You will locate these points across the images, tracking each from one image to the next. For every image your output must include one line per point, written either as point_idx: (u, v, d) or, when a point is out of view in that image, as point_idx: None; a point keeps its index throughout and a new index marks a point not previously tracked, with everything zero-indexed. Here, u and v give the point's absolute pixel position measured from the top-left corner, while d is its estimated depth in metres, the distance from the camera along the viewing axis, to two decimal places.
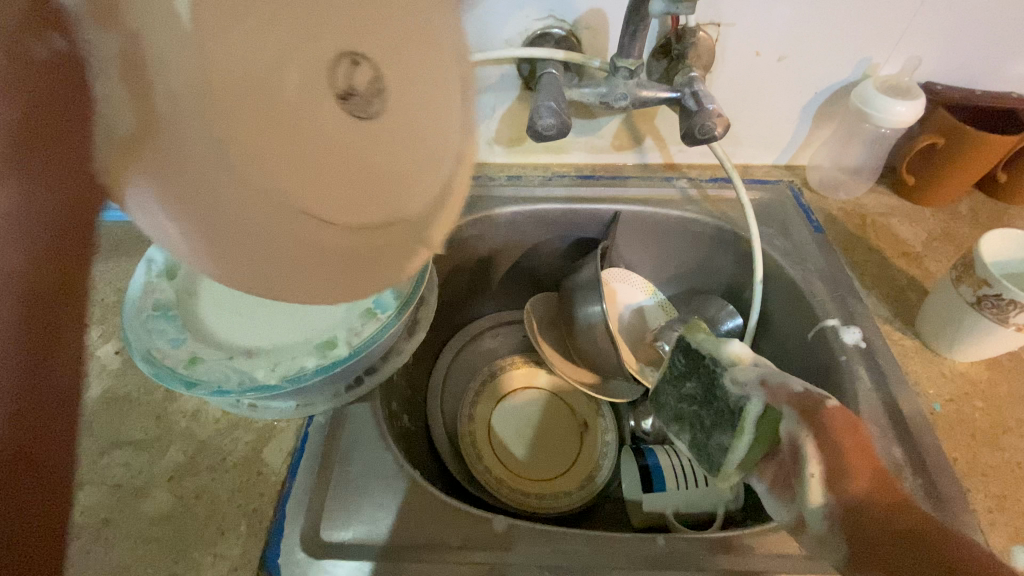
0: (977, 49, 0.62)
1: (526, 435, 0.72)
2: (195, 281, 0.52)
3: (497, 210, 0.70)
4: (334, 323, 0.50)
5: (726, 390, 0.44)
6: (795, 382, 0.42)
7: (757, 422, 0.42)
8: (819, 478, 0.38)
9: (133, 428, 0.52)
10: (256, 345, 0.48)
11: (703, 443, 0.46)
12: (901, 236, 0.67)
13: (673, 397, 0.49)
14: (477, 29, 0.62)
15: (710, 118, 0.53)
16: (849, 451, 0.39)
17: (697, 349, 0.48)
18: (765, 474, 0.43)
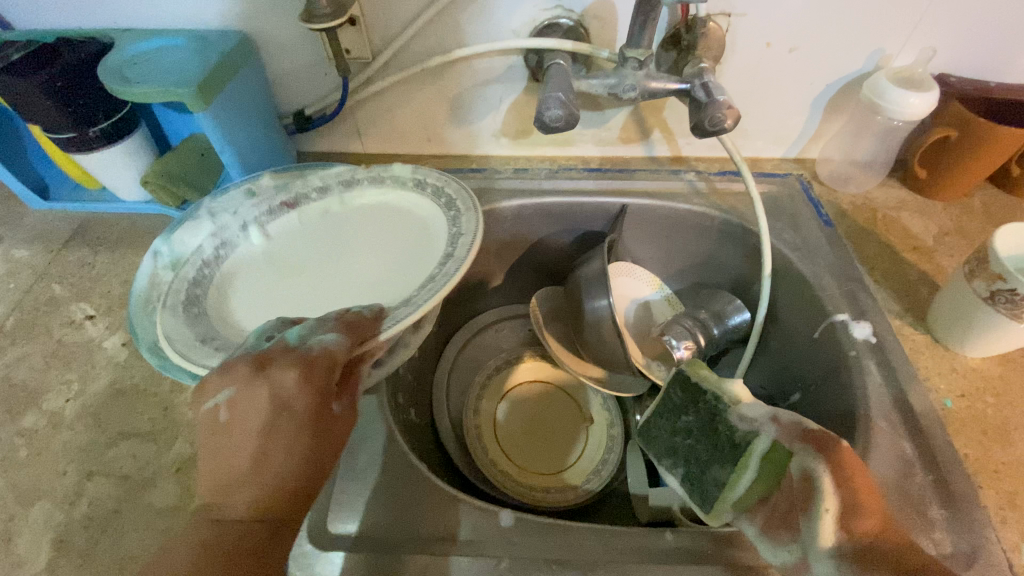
0: (994, 40, 0.61)
1: (530, 431, 0.71)
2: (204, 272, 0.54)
3: (502, 203, 0.70)
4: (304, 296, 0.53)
5: (732, 425, 0.46)
6: (810, 423, 0.43)
7: (761, 458, 0.44)
8: (833, 515, 0.38)
9: (140, 419, 0.52)
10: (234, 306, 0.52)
11: (698, 476, 0.47)
12: (912, 230, 0.67)
13: (668, 430, 0.51)
14: (484, 20, 0.61)
15: (721, 109, 0.53)
16: (861, 491, 0.39)
17: (698, 384, 0.50)
18: (757, 516, 0.43)
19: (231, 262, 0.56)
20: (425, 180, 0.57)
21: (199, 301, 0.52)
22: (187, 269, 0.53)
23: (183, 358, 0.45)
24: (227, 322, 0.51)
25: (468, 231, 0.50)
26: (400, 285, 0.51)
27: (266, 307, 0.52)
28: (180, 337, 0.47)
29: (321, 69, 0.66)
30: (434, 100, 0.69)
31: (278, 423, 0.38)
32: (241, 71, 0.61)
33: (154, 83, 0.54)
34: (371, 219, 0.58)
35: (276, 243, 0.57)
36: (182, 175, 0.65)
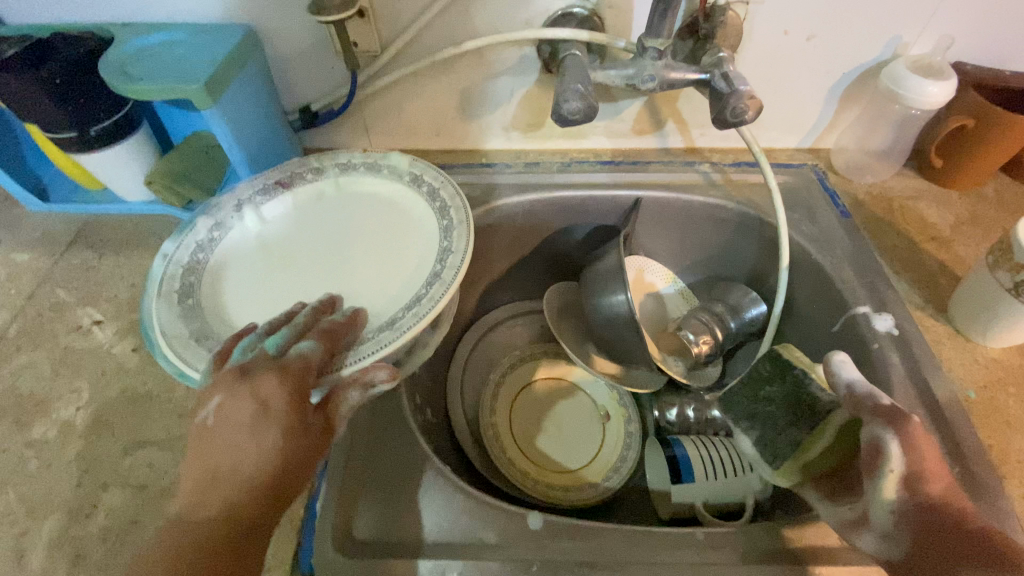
0: (1013, 25, 0.59)
1: (546, 429, 0.71)
2: (200, 261, 0.51)
3: (516, 198, 0.69)
4: (300, 287, 0.52)
5: (816, 394, 0.47)
6: (880, 395, 0.43)
7: (839, 429, 0.45)
8: (897, 475, 0.40)
9: (155, 427, 0.51)
10: (229, 297, 0.50)
11: (770, 438, 0.48)
12: (929, 220, 0.66)
13: (749, 396, 0.51)
14: (494, 10, 0.59)
15: (743, 100, 0.52)
16: (929, 457, 0.40)
17: (788, 359, 0.50)
18: (822, 485, 0.46)
19: (225, 245, 0.53)
20: (422, 178, 0.56)
21: (194, 292, 0.48)
22: (179, 252, 0.50)
23: (177, 357, 0.43)
24: (219, 314, 0.48)
25: (458, 249, 0.49)
26: (388, 291, 0.50)
27: (260, 297, 0.51)
28: (176, 334, 0.45)
29: (328, 62, 0.64)
30: (444, 94, 0.68)
31: (258, 427, 0.36)
32: (248, 66, 0.59)
33: (158, 79, 0.53)
34: (366, 210, 0.56)
35: (270, 228, 0.55)
36: (187, 175, 0.63)
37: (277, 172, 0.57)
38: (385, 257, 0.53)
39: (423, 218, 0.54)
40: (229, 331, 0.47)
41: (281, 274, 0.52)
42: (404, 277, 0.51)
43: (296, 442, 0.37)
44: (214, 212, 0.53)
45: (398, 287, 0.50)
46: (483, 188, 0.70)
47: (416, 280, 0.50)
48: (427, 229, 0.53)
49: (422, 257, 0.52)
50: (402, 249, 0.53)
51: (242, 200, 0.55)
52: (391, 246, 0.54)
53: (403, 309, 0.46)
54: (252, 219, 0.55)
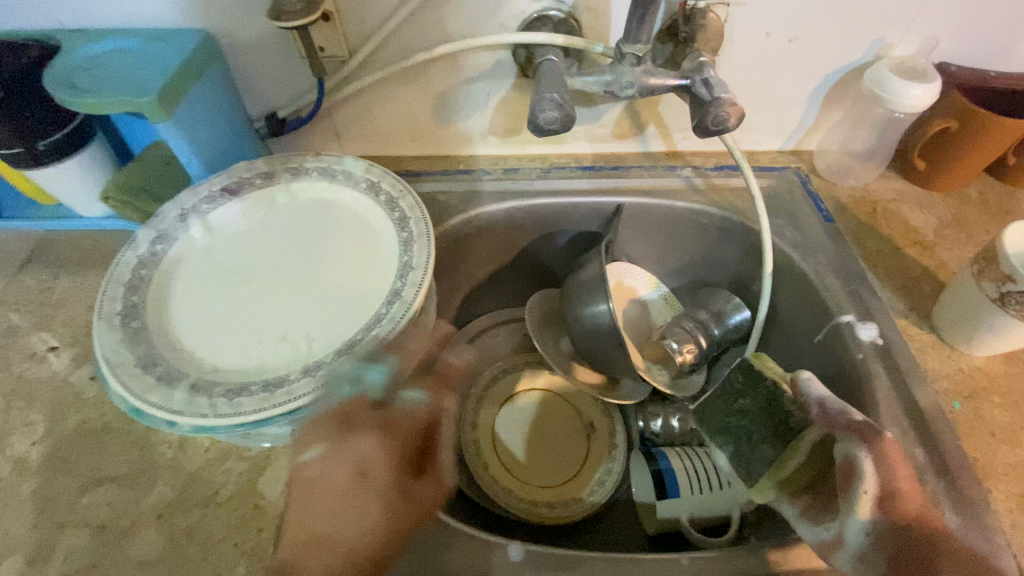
0: (998, 25, 0.58)
1: (529, 442, 0.69)
2: (146, 278, 0.47)
3: (494, 206, 0.67)
4: (252, 297, 0.47)
5: (790, 409, 0.46)
6: (853, 411, 0.43)
7: (810, 447, 0.45)
8: (871, 495, 0.40)
9: (116, 462, 0.48)
10: (177, 313, 0.46)
11: (745, 454, 0.46)
12: (912, 223, 0.65)
13: (722, 410, 0.49)
14: (466, 13, 0.57)
15: (724, 107, 0.50)
16: (902, 477, 0.40)
17: (760, 371, 0.49)
18: (798, 501, 0.44)
19: (172, 257, 0.49)
20: (380, 185, 0.53)
21: (138, 313, 0.45)
22: (120, 269, 0.47)
23: (123, 388, 0.40)
24: (165, 332, 0.45)
25: (418, 265, 0.46)
26: (344, 301, 0.46)
27: (206, 311, 0.46)
28: (120, 362, 0.41)
29: (294, 68, 0.61)
30: (417, 99, 0.65)
31: (360, 491, 0.39)
32: (206, 74, 0.56)
33: (108, 92, 0.50)
34: (320, 215, 0.53)
35: (221, 238, 0.51)
36: (147, 189, 0.60)
37: (223, 178, 0.54)
38: (341, 262, 0.49)
39: (381, 227, 0.51)
40: (177, 353, 0.43)
41: (231, 284, 0.48)
42: (361, 286, 0.47)
43: (397, 509, 0.39)
44: (156, 224, 0.50)
45: (357, 298, 0.46)
46: (461, 197, 0.68)
47: (376, 293, 0.46)
48: (385, 237, 0.50)
49: (380, 266, 0.48)
50: (359, 256, 0.49)
51: (188, 209, 0.52)
52: (347, 252, 0.50)
53: (362, 331, 0.43)
54: (201, 230, 0.51)
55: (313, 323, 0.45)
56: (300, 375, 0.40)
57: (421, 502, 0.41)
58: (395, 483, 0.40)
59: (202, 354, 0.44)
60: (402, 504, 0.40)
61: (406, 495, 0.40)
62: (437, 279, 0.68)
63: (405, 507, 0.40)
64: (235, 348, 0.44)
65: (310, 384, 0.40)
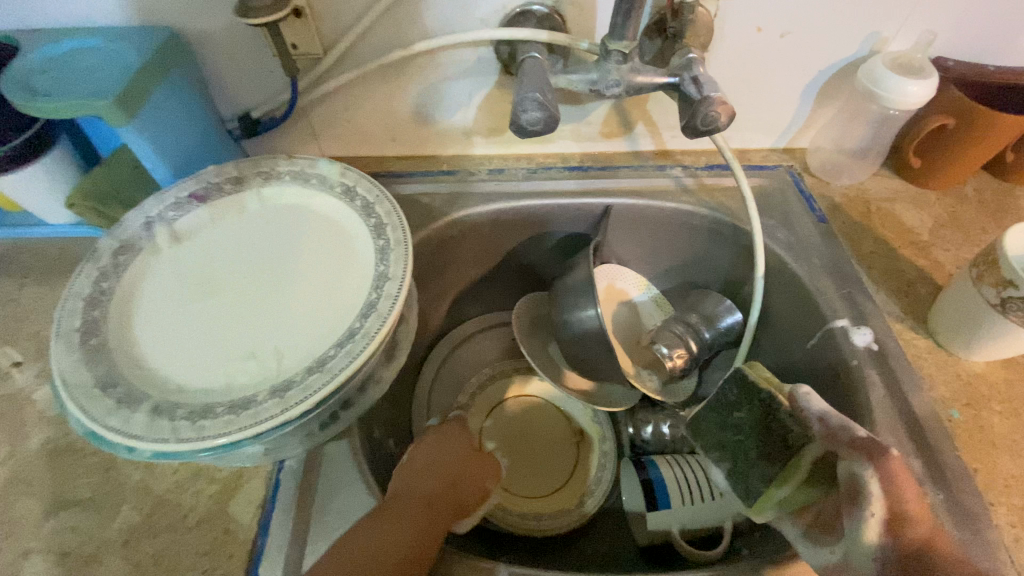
0: (997, 18, 0.56)
1: (519, 452, 0.68)
2: (109, 292, 0.45)
3: (478, 208, 0.65)
4: (221, 311, 0.45)
5: (787, 425, 0.46)
6: (855, 428, 0.42)
7: (812, 465, 0.44)
8: (878, 518, 0.37)
9: (80, 485, 0.46)
10: (141, 330, 0.44)
11: (742, 472, 0.47)
12: (907, 223, 0.64)
13: (717, 424, 0.50)
14: (446, 8, 0.54)
15: (714, 107, 0.48)
16: (911, 500, 0.38)
17: (754, 383, 0.49)
18: (801, 519, 0.43)
19: (135, 268, 0.47)
20: (355, 190, 0.50)
21: (98, 330, 0.42)
22: (79, 282, 0.45)
23: (80, 412, 0.38)
24: (127, 350, 0.42)
25: (395, 276, 0.44)
26: (317, 313, 0.44)
27: (173, 326, 0.44)
28: (78, 383, 0.39)
29: (266, 66, 0.58)
30: (396, 98, 0.62)
31: (445, 443, 0.52)
32: (171, 74, 0.53)
33: (66, 95, 0.47)
34: (292, 222, 0.50)
35: (188, 247, 0.49)
36: (115, 195, 0.58)
37: (190, 184, 0.51)
38: (314, 272, 0.47)
39: (355, 233, 0.49)
40: (139, 372, 0.41)
41: (199, 296, 0.46)
42: (335, 298, 0.45)
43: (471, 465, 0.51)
44: (119, 234, 0.48)
45: (331, 309, 0.44)
46: (445, 199, 0.66)
47: (350, 305, 0.44)
48: (360, 244, 0.48)
49: (356, 275, 0.46)
50: (333, 264, 0.47)
51: (154, 217, 0.49)
52: (320, 261, 0.48)
53: (334, 346, 0.40)
54: (167, 239, 0.49)
55: (284, 338, 0.43)
56: (267, 396, 0.38)
57: (486, 469, 0.53)
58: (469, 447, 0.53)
59: (165, 372, 0.41)
60: (473, 461, 0.52)
61: (477, 458, 0.53)
62: (421, 284, 0.66)
63: (477, 465, 0.52)
64: (203, 366, 0.42)
65: (277, 406, 0.37)
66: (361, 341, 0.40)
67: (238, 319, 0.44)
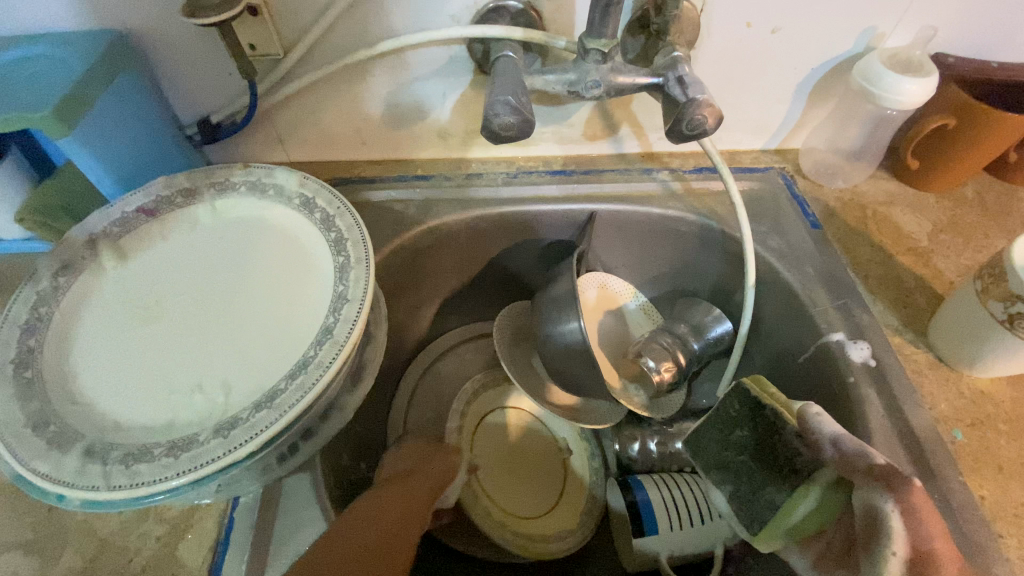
0: (999, 12, 0.53)
1: (513, 470, 0.65)
2: (50, 317, 0.42)
3: (455, 216, 0.62)
4: (169, 335, 0.42)
5: (794, 447, 0.42)
6: (872, 453, 0.38)
7: (824, 489, 0.40)
8: (900, 558, 0.35)
9: (19, 525, 0.43)
10: (81, 358, 0.40)
11: (748, 496, 0.45)
12: (904, 228, 0.60)
13: (718, 443, 0.47)
14: (414, 4, 0.51)
15: (701, 109, 0.45)
16: (938, 537, 0.35)
17: (756, 399, 0.45)
18: (809, 550, 0.41)
19: (78, 290, 0.43)
20: (314, 201, 0.47)
21: (33, 360, 0.39)
22: (15, 308, 0.41)
23: (7, 455, 0.34)
24: (63, 382, 0.39)
25: (354, 298, 0.40)
26: (270, 338, 0.41)
27: (116, 352, 0.41)
28: (7, 422, 0.36)
29: (223, 67, 0.54)
30: (365, 101, 0.59)
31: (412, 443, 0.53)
32: (118, 79, 0.49)
33: (1, 107, 0.43)
34: (247, 237, 0.47)
35: (136, 265, 0.45)
36: (65, 207, 0.54)
37: (139, 196, 0.47)
38: (268, 291, 0.43)
39: (314, 249, 0.45)
40: (76, 407, 0.38)
41: (146, 318, 0.42)
42: (290, 321, 0.41)
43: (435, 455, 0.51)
44: (60, 253, 0.44)
45: (286, 334, 0.41)
46: (419, 206, 0.62)
47: (308, 330, 0.40)
48: (320, 262, 0.44)
49: (312, 295, 0.42)
50: (289, 283, 0.44)
51: (98, 233, 0.46)
52: (276, 280, 0.44)
53: (285, 377, 0.37)
54: (112, 258, 0.45)
55: (234, 366, 0.39)
56: (211, 435, 0.35)
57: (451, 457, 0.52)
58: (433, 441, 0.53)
59: (104, 408, 0.38)
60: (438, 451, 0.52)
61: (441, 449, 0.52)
62: (395, 296, 0.63)
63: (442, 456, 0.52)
64: (147, 399, 0.38)
65: (221, 446, 0.34)
66: (312, 375, 0.36)
67: (186, 345, 0.41)
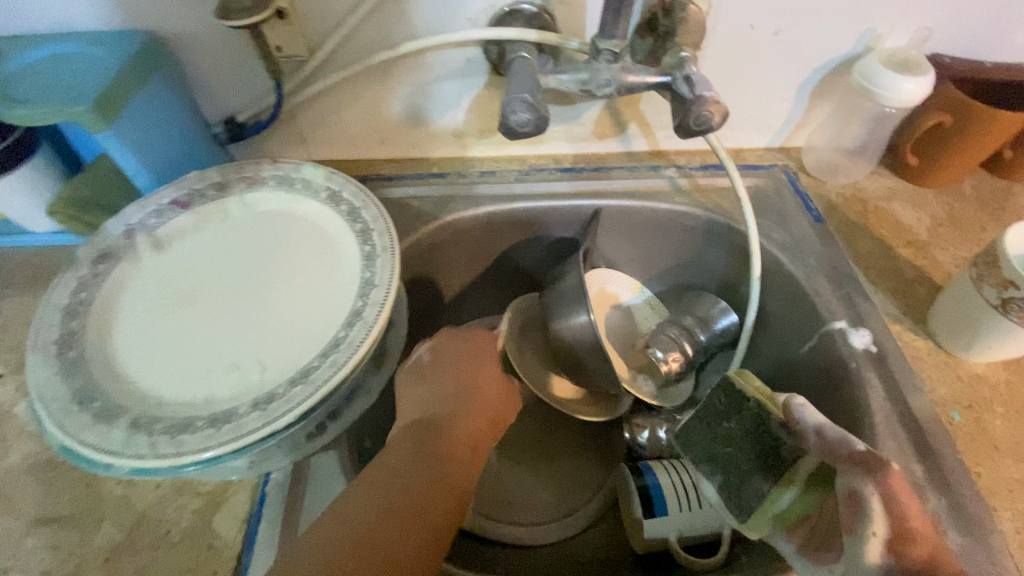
0: (992, 14, 0.56)
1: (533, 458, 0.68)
2: (92, 302, 0.44)
3: (470, 211, 0.64)
4: (206, 318, 0.44)
5: (777, 436, 0.45)
6: (854, 441, 0.41)
7: (807, 477, 0.43)
8: (880, 538, 0.36)
9: (59, 500, 0.45)
10: (123, 342, 0.43)
11: (735, 486, 0.46)
12: (904, 222, 0.63)
13: (707, 436, 0.50)
14: (434, 9, 0.53)
15: (707, 106, 0.47)
16: (913, 516, 0.36)
17: (742, 391, 0.48)
18: (795, 534, 0.42)
19: (116, 277, 0.46)
20: (340, 194, 0.49)
21: (77, 341, 0.41)
22: (58, 293, 0.44)
23: (56, 428, 0.37)
24: (106, 361, 0.41)
25: (381, 283, 0.42)
26: (301, 322, 0.43)
27: (154, 335, 0.43)
28: (55, 398, 0.38)
29: (251, 69, 0.57)
30: (385, 100, 0.61)
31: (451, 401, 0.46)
32: (152, 79, 0.52)
33: (45, 102, 0.46)
34: (276, 228, 0.49)
35: (171, 254, 0.48)
36: (98, 201, 0.57)
37: (173, 190, 0.50)
38: (298, 278, 0.46)
39: (341, 239, 0.48)
40: (119, 385, 0.40)
41: (182, 304, 0.45)
42: (321, 305, 0.44)
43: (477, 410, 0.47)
44: (100, 242, 0.46)
45: (317, 318, 0.43)
46: (435, 201, 0.65)
47: (337, 313, 0.43)
48: (347, 250, 0.47)
49: (340, 282, 0.45)
50: (318, 270, 0.46)
51: (135, 225, 0.48)
52: (305, 267, 0.46)
53: (318, 356, 0.39)
54: (147, 248, 0.48)
55: (268, 347, 0.42)
56: (250, 408, 0.37)
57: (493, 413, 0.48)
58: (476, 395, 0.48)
59: (146, 385, 0.40)
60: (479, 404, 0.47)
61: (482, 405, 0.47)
62: (412, 288, 0.65)
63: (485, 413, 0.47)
64: (186, 378, 0.40)
65: (259, 418, 0.36)
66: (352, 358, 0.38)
67: (221, 328, 0.43)
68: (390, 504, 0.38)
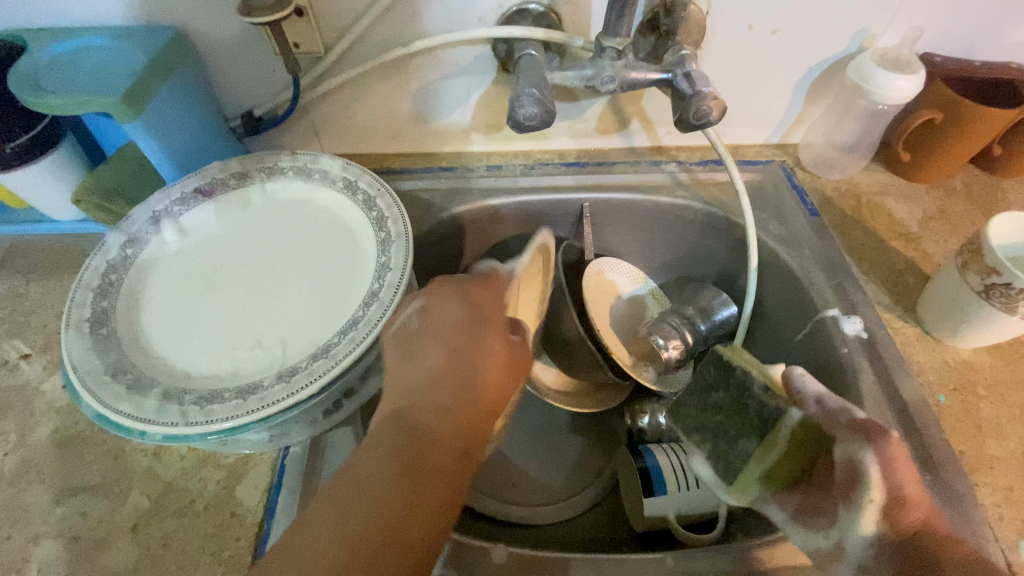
0: (980, 15, 0.58)
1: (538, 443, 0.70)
2: (122, 285, 0.46)
3: (477, 203, 0.66)
4: (230, 302, 0.46)
5: (761, 399, 0.43)
6: (853, 409, 0.41)
7: (789, 435, 0.42)
8: (877, 504, 0.38)
9: (88, 471, 0.47)
10: (152, 323, 0.45)
11: (724, 451, 0.45)
12: (897, 216, 0.65)
13: (697, 406, 0.48)
14: (445, 8, 0.56)
15: (706, 101, 0.49)
16: (905, 478, 0.39)
17: (729, 360, 0.45)
18: (787, 503, 0.44)
19: (144, 262, 0.48)
20: (356, 184, 0.51)
21: (108, 319, 0.43)
22: (88, 274, 0.45)
23: (90, 398, 0.38)
24: (137, 339, 0.43)
25: (396, 266, 0.45)
26: (321, 303, 0.45)
27: (182, 316, 0.45)
28: (88, 369, 0.40)
29: (269, 64, 0.60)
30: (396, 96, 0.64)
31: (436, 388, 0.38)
32: (176, 73, 0.54)
33: (76, 92, 0.48)
34: (295, 217, 0.52)
35: (196, 241, 0.50)
36: (122, 190, 0.59)
37: (196, 178, 0.52)
38: (317, 264, 0.48)
39: (358, 227, 0.50)
40: (150, 361, 0.42)
41: (208, 288, 0.47)
42: (339, 289, 0.46)
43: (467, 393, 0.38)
44: (126, 227, 0.48)
45: (336, 300, 0.45)
46: (444, 194, 0.67)
47: (355, 296, 0.45)
48: (364, 237, 0.49)
49: (358, 267, 0.47)
50: (336, 256, 0.49)
51: (160, 211, 0.50)
52: (324, 254, 0.49)
53: (338, 333, 0.42)
54: (172, 233, 0.50)
55: (290, 327, 0.44)
56: (274, 381, 0.39)
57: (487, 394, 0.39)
58: (466, 374, 0.39)
59: (175, 362, 0.42)
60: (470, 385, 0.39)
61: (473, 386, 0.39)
62: (421, 277, 0.67)
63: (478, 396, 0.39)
64: (213, 356, 0.43)
65: (284, 390, 0.38)
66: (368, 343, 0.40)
67: (245, 309, 0.46)
68: (366, 529, 0.32)
